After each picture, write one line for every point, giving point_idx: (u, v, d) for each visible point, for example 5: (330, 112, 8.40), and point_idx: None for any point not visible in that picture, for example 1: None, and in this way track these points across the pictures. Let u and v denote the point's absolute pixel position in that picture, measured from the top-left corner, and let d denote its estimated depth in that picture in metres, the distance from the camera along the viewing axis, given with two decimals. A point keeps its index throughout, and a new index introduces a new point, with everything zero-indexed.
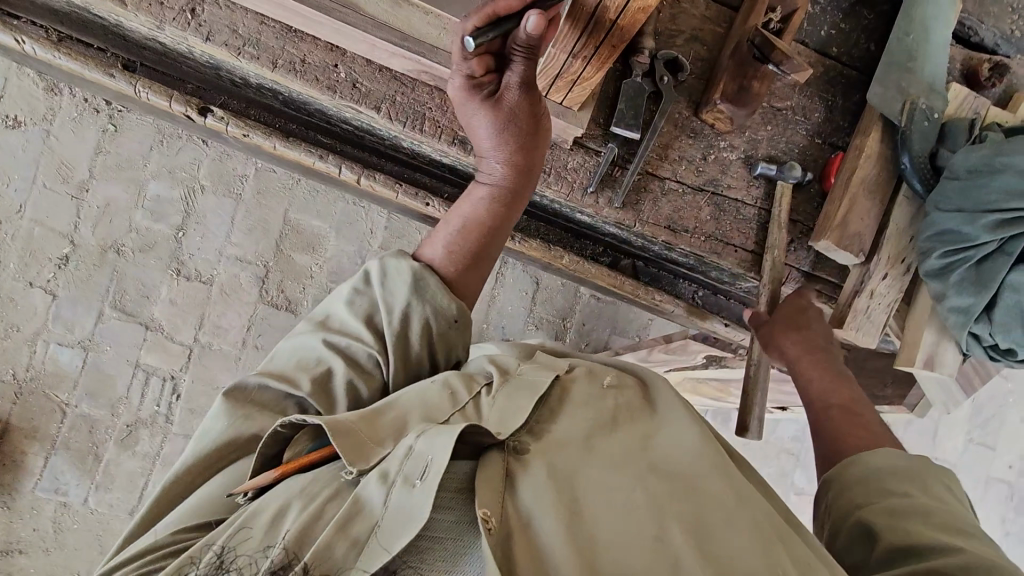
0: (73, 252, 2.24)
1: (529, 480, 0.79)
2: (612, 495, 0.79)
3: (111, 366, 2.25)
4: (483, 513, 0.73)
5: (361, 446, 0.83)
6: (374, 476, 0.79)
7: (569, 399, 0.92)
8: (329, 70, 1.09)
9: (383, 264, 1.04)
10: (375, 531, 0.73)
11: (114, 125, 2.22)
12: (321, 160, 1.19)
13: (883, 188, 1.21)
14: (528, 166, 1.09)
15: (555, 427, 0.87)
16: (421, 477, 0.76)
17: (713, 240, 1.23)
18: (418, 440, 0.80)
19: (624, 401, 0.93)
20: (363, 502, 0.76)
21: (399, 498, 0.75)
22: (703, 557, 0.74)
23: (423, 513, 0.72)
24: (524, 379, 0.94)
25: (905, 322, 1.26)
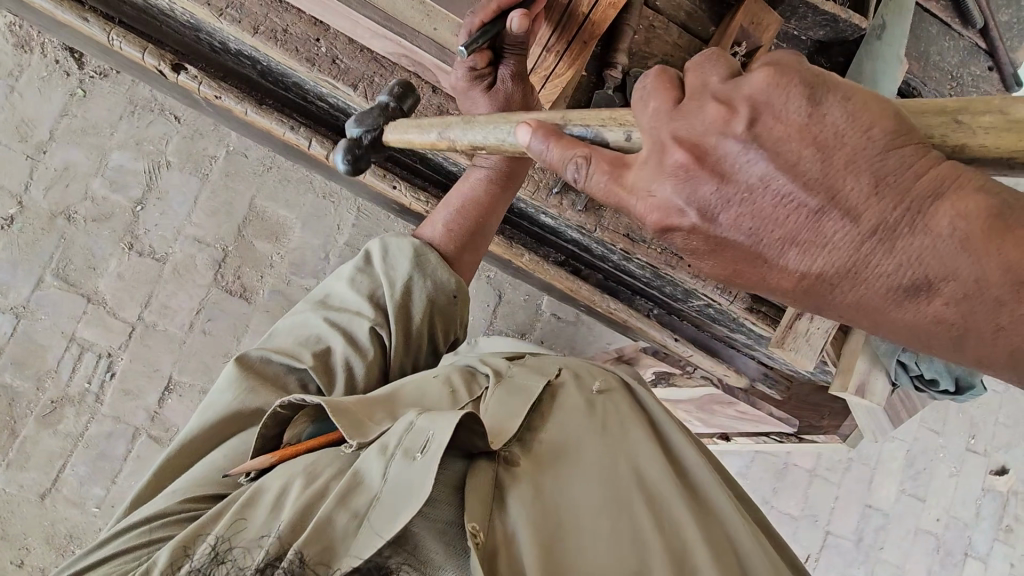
0: (20, 213, 2.15)
1: (518, 493, 0.82)
2: (593, 520, 0.81)
3: (43, 336, 2.14)
4: (472, 527, 0.75)
5: (359, 423, 0.87)
6: (374, 449, 0.82)
7: (558, 414, 0.95)
8: (311, 43, 1.11)
9: (384, 244, 1.09)
10: (374, 503, 0.76)
11: (83, 90, 2.17)
12: (293, 131, 1.20)
13: None
14: (522, 152, 1.10)
15: (543, 435, 0.92)
16: (422, 450, 0.78)
17: (668, 252, 1.25)
18: (419, 417, 0.83)
19: (612, 418, 0.96)
20: (361, 477, 0.79)
21: (398, 470, 0.78)
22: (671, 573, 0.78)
23: (422, 490, 0.74)
24: (520, 387, 0.99)
25: (840, 351, 1.29)
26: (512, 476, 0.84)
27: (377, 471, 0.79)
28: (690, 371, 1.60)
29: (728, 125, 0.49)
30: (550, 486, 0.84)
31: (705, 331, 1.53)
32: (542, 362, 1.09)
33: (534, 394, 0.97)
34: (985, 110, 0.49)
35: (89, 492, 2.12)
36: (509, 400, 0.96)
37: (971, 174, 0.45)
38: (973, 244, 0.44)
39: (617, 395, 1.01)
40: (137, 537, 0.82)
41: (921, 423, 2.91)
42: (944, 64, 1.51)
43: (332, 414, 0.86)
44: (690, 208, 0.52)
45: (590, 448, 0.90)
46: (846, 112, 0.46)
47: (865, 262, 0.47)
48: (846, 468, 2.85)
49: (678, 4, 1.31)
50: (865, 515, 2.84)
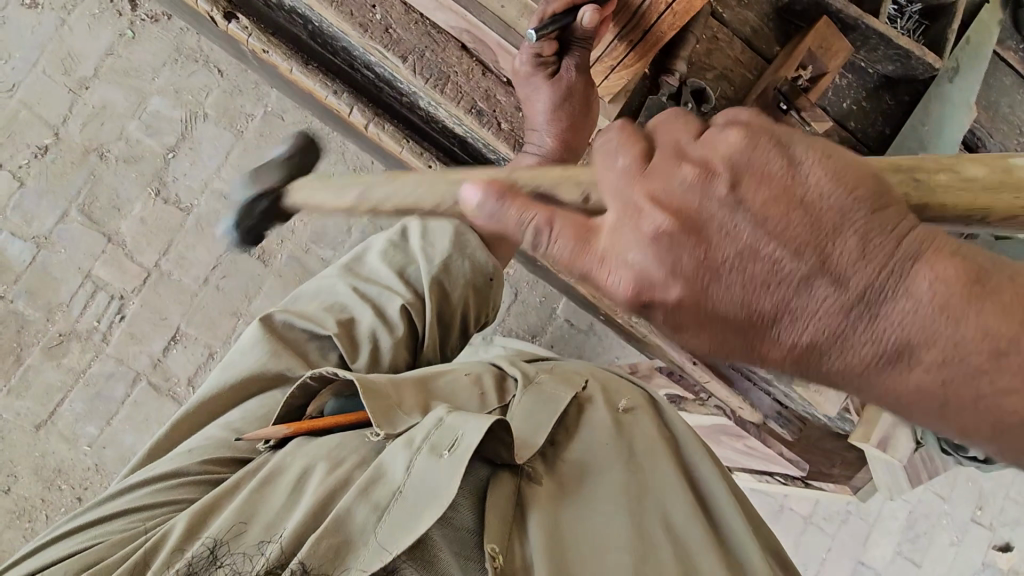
0: (54, 144, 2.15)
1: (541, 515, 0.78)
2: (610, 555, 0.76)
3: (58, 269, 2.15)
4: (492, 551, 0.71)
5: (388, 410, 0.83)
6: (402, 443, 0.78)
7: (585, 434, 0.90)
8: (366, 9, 1.08)
9: (426, 222, 1.06)
10: (397, 496, 0.72)
11: (133, 32, 2.17)
12: (334, 96, 1.17)
13: None
14: (572, 143, 1.09)
15: (566, 455, 0.87)
16: (450, 448, 0.75)
17: None
18: (449, 415, 0.80)
19: (642, 443, 0.90)
20: (385, 466, 0.76)
21: (423, 464, 0.74)
22: None
23: (447, 492, 0.70)
24: (548, 393, 0.94)
25: (866, 401, 1.24)
26: (534, 495, 0.80)
27: (402, 464, 0.75)
28: (705, 398, 1.56)
29: (706, 187, 0.53)
30: (569, 517, 0.80)
31: (724, 359, 1.48)
32: (568, 369, 1.04)
33: (561, 404, 0.91)
34: (941, 171, 0.59)
35: (82, 430, 2.12)
36: (542, 413, 0.90)
37: (940, 238, 0.50)
38: (948, 308, 0.49)
39: (644, 420, 0.95)
40: (152, 494, 0.79)
41: (927, 486, 2.81)
42: (1015, 117, 1.44)
43: (363, 397, 0.82)
44: (674, 280, 0.53)
45: (614, 477, 0.84)
46: (827, 172, 0.51)
47: (847, 333, 0.51)
48: (844, 520, 2.77)
49: (744, 19, 1.26)
50: (857, 572, 2.76)
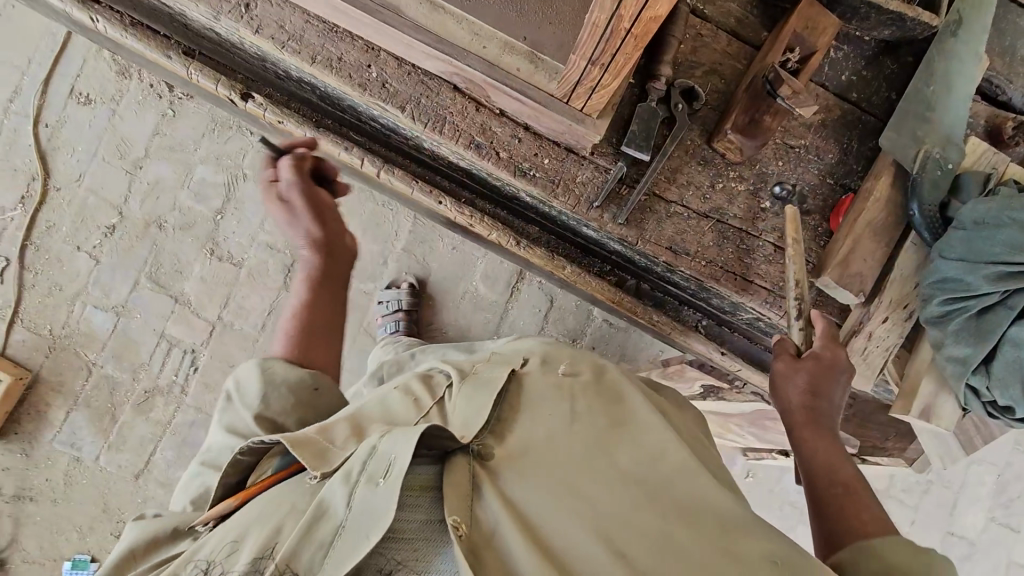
0: (119, 223, 2.37)
1: (495, 481, 0.87)
2: (562, 503, 0.85)
3: (137, 332, 2.38)
4: (454, 519, 0.80)
5: (323, 452, 0.94)
6: (338, 478, 0.87)
7: (526, 403, 1.00)
8: (363, 69, 1.17)
9: (263, 367, 1.14)
10: (339, 529, 0.81)
11: (173, 110, 2.37)
12: (346, 152, 1.28)
13: (890, 233, 1.19)
14: (331, 249, 1.23)
15: (515, 424, 0.97)
16: (384, 476, 0.83)
17: (714, 266, 1.24)
18: (382, 440, 0.89)
19: (580, 402, 1.00)
20: (326, 504, 0.85)
21: (362, 496, 0.82)
22: (639, 551, 0.80)
23: (387, 509, 0.79)
24: (488, 381, 1.04)
25: (904, 368, 1.23)
26: (489, 463, 0.90)
27: (342, 499, 0.84)
28: (741, 386, 1.53)
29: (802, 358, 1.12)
30: (523, 477, 0.88)
31: (757, 344, 1.48)
32: (510, 357, 1.15)
33: (500, 383, 1.03)
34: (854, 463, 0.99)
35: (175, 475, 2.35)
36: (477, 401, 0.99)
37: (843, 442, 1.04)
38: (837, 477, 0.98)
39: (581, 381, 1.06)
40: None
41: (1015, 447, 2.65)
42: None
43: (292, 450, 0.91)
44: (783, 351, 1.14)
45: (560, 433, 0.94)
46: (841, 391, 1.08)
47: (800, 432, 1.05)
48: (925, 491, 2.65)
49: (727, 11, 1.28)
50: (946, 543, 2.63)
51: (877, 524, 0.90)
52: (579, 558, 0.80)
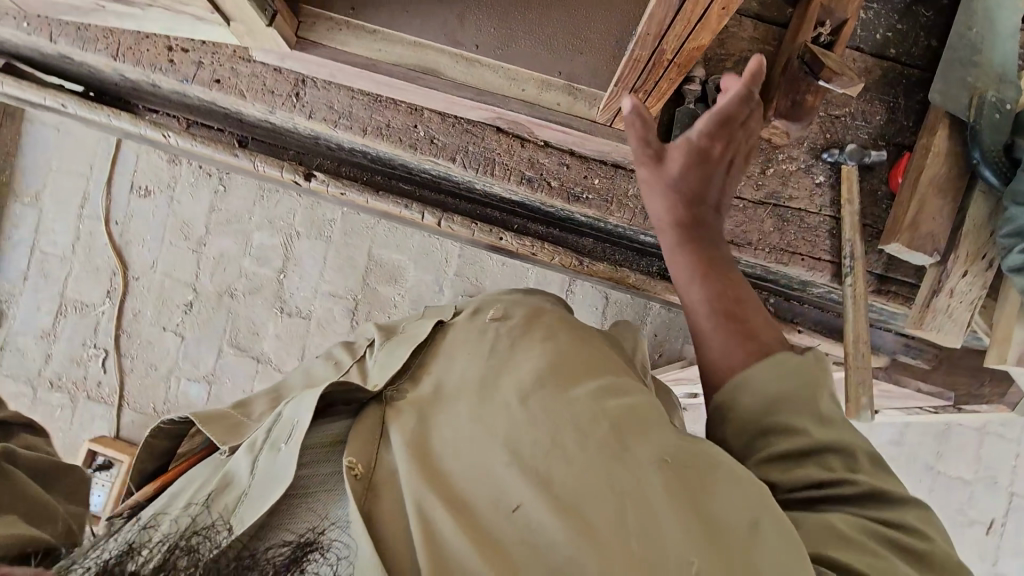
0: (196, 298, 2.54)
1: (400, 424, 0.83)
2: (465, 442, 0.79)
3: (229, 396, 2.54)
4: (348, 462, 0.77)
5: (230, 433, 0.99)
6: (245, 450, 0.90)
7: (449, 351, 0.98)
8: (410, 130, 1.24)
9: None
10: (242, 495, 0.81)
11: (224, 186, 2.52)
12: (407, 208, 1.35)
13: (955, 186, 1.18)
14: None
15: (435, 368, 0.95)
16: (285, 441, 0.84)
17: (779, 250, 1.25)
18: (286, 409, 0.92)
19: (502, 341, 0.95)
20: (233, 474, 0.87)
21: (264, 461, 0.84)
22: (550, 480, 0.73)
23: (286, 467, 0.79)
24: (407, 340, 1.04)
25: (993, 318, 1.21)
26: (400, 407, 0.87)
27: (246, 467, 0.86)
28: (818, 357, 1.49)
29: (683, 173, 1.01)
30: (432, 419, 0.84)
31: (831, 313, 1.44)
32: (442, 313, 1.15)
33: (424, 334, 1.03)
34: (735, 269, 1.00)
35: None
36: (387, 357, 1.02)
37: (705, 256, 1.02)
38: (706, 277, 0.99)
39: (509, 317, 1.01)
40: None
41: None
42: None
43: (202, 426, 1.02)
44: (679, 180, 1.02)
45: (473, 373, 0.90)
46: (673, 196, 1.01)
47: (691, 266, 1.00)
48: None
49: None
50: None
51: (766, 332, 0.93)
52: (490, 492, 0.74)
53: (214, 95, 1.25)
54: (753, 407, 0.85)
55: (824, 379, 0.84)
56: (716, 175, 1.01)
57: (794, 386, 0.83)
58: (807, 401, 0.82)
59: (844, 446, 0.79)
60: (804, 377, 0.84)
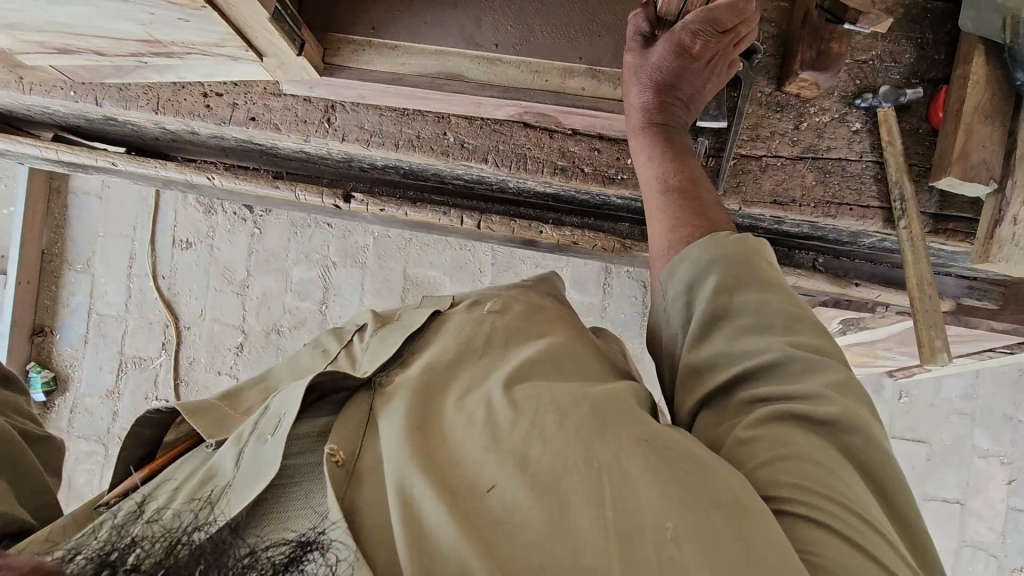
0: (245, 340, 2.61)
1: (389, 413, 0.83)
2: (455, 431, 0.80)
3: None
4: (329, 449, 0.77)
5: (218, 423, 0.96)
6: (229, 442, 0.87)
7: (436, 341, 0.96)
8: (440, 138, 1.26)
9: None
10: (226, 488, 0.80)
11: (259, 228, 2.60)
12: (445, 216, 1.37)
13: (999, 110, 1.14)
14: None
15: (422, 357, 0.93)
16: (273, 431, 0.83)
17: (825, 203, 1.23)
18: (275, 401, 0.89)
19: (496, 336, 0.94)
20: (218, 467, 0.85)
21: (249, 453, 0.82)
22: (534, 463, 0.73)
23: (270, 464, 0.77)
24: (400, 326, 1.00)
25: None
26: (386, 401, 0.86)
27: (230, 460, 0.84)
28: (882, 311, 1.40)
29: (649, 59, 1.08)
30: (418, 406, 0.83)
31: (884, 264, 1.41)
32: (435, 299, 1.09)
33: (415, 322, 0.99)
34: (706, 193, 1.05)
35: None
36: (379, 346, 0.97)
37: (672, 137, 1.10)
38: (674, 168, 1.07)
39: (505, 308, 0.99)
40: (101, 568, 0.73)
41: None
42: None
43: (189, 419, 0.95)
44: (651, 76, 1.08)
45: (467, 368, 0.89)
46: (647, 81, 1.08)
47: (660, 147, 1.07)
48: None
49: None
50: None
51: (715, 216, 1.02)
52: (473, 476, 0.75)
53: (250, 133, 1.30)
54: (685, 278, 0.95)
55: (761, 252, 0.92)
56: (695, 70, 1.08)
57: (735, 272, 0.90)
58: (747, 280, 0.89)
59: (800, 346, 0.83)
60: (741, 258, 0.91)
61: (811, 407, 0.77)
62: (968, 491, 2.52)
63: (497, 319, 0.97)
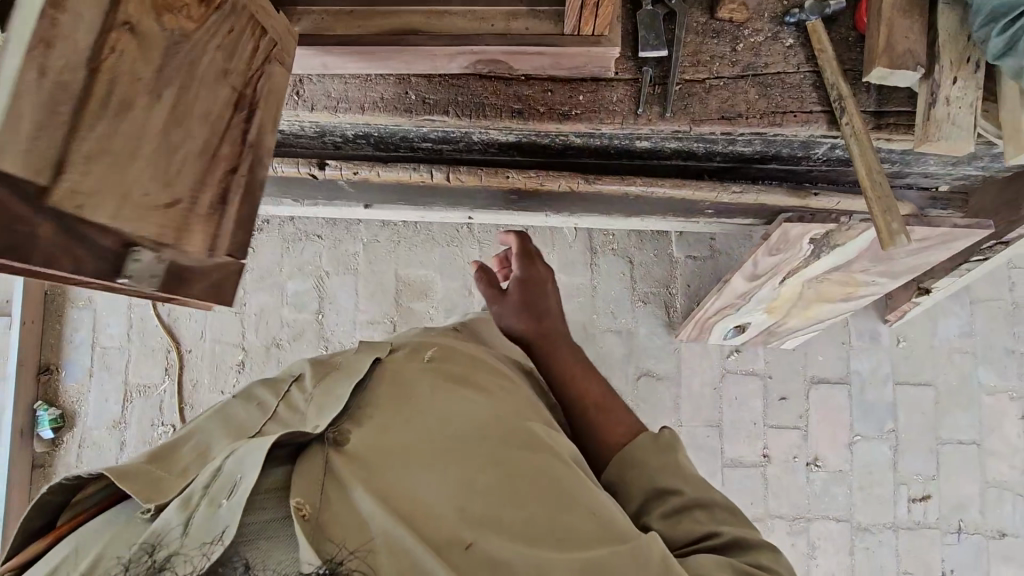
0: (246, 356, 2.65)
1: (344, 452, 0.82)
2: (418, 469, 0.81)
3: None
4: (294, 504, 0.73)
5: (154, 484, 0.83)
6: (174, 507, 0.76)
7: (378, 382, 0.96)
8: (402, 97, 1.35)
9: None
10: (172, 559, 0.68)
11: (251, 247, 2.69)
12: (417, 172, 1.46)
13: (917, 4, 1.21)
14: None
15: (370, 399, 0.92)
16: (228, 495, 0.73)
17: (770, 114, 1.30)
18: (227, 461, 0.79)
19: (444, 376, 0.98)
20: (159, 535, 0.73)
21: (199, 522, 0.71)
22: (496, 515, 0.78)
23: (230, 527, 0.69)
24: (347, 373, 0.98)
25: (998, 118, 1.22)
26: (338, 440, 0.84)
27: (177, 528, 0.73)
28: (845, 220, 1.45)
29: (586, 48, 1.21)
30: (373, 439, 0.84)
31: (840, 175, 1.48)
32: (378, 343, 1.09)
33: (359, 367, 0.97)
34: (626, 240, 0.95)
35: None
36: (325, 397, 0.92)
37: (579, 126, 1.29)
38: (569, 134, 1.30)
39: (452, 355, 1.04)
40: None
41: None
42: None
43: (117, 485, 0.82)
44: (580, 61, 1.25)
45: (426, 403, 0.91)
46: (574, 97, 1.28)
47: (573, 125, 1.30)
48: None
49: None
50: None
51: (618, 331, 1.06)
52: (435, 518, 0.76)
53: None
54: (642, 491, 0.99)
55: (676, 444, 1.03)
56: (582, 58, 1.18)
57: (660, 458, 1.01)
58: (678, 468, 0.99)
59: (744, 538, 0.90)
60: (669, 453, 1.02)
61: (756, 573, 0.84)
62: (983, 430, 2.49)
63: (444, 367, 1.00)
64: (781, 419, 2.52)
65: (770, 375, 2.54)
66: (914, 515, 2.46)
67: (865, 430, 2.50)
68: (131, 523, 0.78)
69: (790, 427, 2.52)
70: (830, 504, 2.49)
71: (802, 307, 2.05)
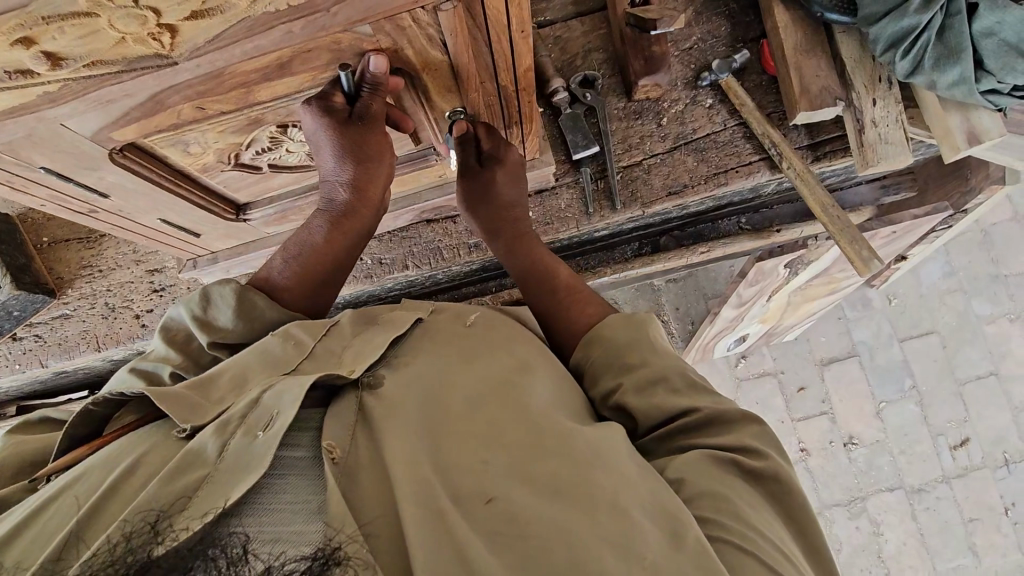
0: None
1: (387, 419, 0.71)
2: (460, 439, 0.71)
3: None
4: (326, 445, 0.66)
5: (194, 406, 0.73)
6: (212, 427, 0.68)
7: (427, 348, 0.86)
8: (359, 265, 1.36)
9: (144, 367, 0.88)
10: (207, 480, 0.61)
11: None
12: None
13: (815, 41, 1.25)
14: None
15: (413, 361, 0.83)
16: (265, 426, 0.66)
17: (713, 177, 1.32)
18: (266, 392, 0.71)
19: (490, 342, 0.89)
20: (197, 450, 0.65)
21: (238, 446, 0.64)
22: (536, 481, 0.67)
23: (268, 453, 0.61)
24: (385, 326, 0.88)
25: (926, 124, 1.24)
26: (376, 403, 0.74)
27: (216, 442, 0.66)
28: (815, 242, 1.47)
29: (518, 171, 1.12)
30: (416, 409, 0.74)
31: (795, 200, 1.50)
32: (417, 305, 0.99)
33: (400, 326, 0.87)
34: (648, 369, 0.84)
35: None
36: (364, 347, 0.83)
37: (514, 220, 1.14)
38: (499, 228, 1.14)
39: (493, 322, 0.94)
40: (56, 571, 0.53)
41: None
42: None
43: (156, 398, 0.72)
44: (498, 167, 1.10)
45: (475, 369, 0.82)
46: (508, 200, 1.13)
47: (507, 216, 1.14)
48: None
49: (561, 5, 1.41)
50: None
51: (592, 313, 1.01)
52: (467, 485, 0.66)
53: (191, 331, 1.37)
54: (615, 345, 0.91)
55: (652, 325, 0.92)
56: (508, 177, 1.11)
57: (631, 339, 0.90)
58: (652, 344, 0.88)
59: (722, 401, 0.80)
60: (641, 331, 0.90)
61: (744, 460, 0.73)
62: (995, 359, 2.53)
63: (491, 332, 0.92)
64: (806, 409, 2.52)
65: (782, 370, 2.55)
66: (960, 462, 2.48)
67: (888, 394, 2.52)
68: (165, 438, 0.70)
69: (817, 415, 2.52)
70: (879, 477, 2.49)
71: (793, 310, 2.06)
